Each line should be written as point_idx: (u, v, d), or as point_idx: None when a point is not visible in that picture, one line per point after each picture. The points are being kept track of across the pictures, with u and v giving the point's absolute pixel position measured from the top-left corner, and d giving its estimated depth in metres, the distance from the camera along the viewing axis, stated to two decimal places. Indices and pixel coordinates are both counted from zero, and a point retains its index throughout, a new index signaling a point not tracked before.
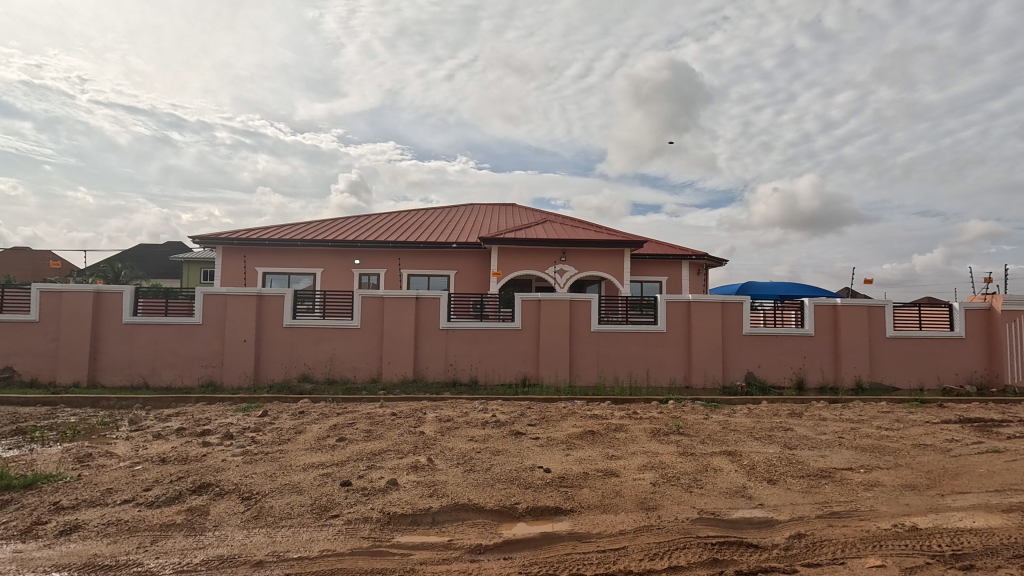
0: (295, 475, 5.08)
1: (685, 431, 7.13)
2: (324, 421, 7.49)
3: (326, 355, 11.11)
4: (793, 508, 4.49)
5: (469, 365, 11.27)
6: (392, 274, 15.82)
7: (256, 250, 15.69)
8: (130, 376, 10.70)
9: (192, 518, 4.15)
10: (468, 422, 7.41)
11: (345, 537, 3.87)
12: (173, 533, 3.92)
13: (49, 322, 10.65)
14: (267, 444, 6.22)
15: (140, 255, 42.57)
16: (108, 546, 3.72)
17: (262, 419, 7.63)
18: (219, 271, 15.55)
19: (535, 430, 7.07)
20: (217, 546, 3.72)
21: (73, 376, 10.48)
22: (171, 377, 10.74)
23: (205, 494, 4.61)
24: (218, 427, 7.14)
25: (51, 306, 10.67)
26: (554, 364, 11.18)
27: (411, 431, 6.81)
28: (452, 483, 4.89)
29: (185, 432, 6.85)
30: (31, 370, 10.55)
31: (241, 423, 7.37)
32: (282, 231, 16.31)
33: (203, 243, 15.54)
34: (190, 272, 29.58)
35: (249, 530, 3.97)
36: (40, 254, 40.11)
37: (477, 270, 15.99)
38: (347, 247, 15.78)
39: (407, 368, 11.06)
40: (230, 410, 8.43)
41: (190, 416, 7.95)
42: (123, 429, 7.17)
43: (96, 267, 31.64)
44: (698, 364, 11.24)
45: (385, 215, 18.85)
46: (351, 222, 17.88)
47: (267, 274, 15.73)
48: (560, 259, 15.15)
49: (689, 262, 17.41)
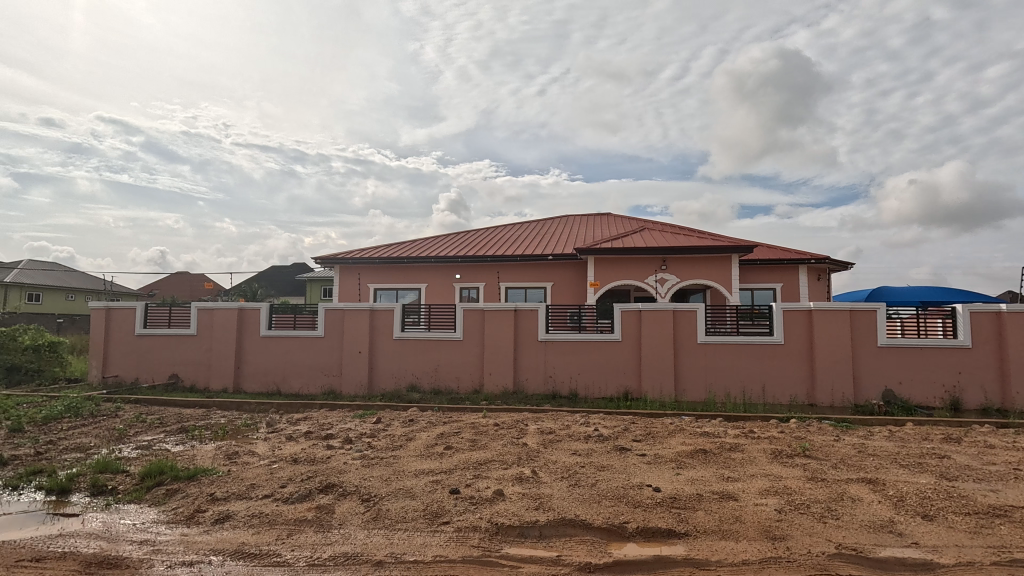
0: (408, 480, 5.33)
1: (812, 453, 6.43)
2: (432, 429, 7.81)
3: (431, 365, 11.64)
4: (958, 551, 3.82)
5: (569, 378, 11.15)
6: (491, 287, 16.22)
7: (369, 268, 16.94)
8: (266, 384, 12.02)
9: (321, 515, 4.51)
10: (570, 435, 7.30)
11: (456, 544, 3.97)
12: (305, 528, 4.29)
13: (204, 336, 12.33)
14: (382, 449, 6.65)
15: (272, 275, 47.83)
16: (253, 535, 4.17)
17: (377, 425, 8.16)
18: (338, 290, 17.00)
19: (641, 447, 6.78)
20: (343, 543, 4.00)
21: (223, 382, 12.03)
22: (298, 384, 11.90)
23: (331, 494, 5.00)
24: (340, 431, 7.73)
25: (206, 322, 12.34)
26: (657, 378, 10.71)
27: (515, 442, 6.88)
28: (558, 496, 4.83)
29: (312, 435, 7.51)
30: (191, 378, 12.29)
31: (360, 428, 7.96)
32: (391, 249, 17.49)
33: (324, 264, 16.99)
34: (312, 290, 32.49)
35: (370, 530, 4.23)
36: (195, 278, 46.72)
37: (573, 281, 15.87)
38: (449, 263, 16.46)
39: (507, 380, 11.22)
40: (349, 417, 9.12)
41: (316, 421, 8.72)
42: (261, 430, 8.05)
43: (235, 288, 35.58)
44: (823, 380, 10.14)
45: (483, 230, 19.22)
46: (450, 238, 18.67)
47: (378, 289, 16.88)
48: (660, 268, 14.55)
49: (807, 267, 15.84)
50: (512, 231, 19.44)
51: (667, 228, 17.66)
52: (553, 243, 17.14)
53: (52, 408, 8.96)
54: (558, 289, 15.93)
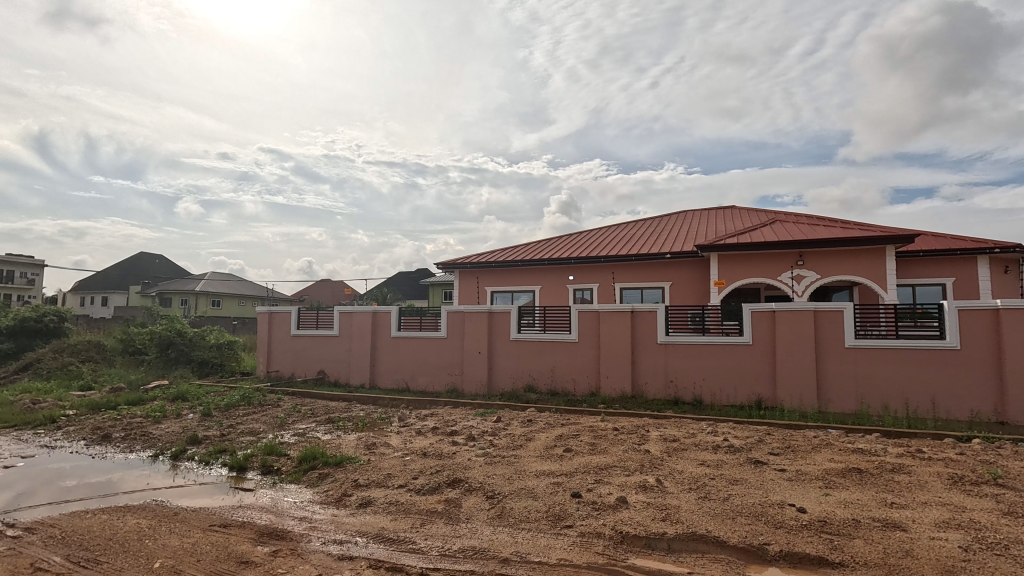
0: (530, 480, 5.41)
1: (1006, 482, 5.32)
2: (551, 430, 7.86)
3: (548, 367, 11.73)
4: None
5: (693, 383, 10.52)
6: (605, 288, 15.92)
7: (486, 271, 17.59)
8: (397, 381, 13.04)
9: (450, 508, 4.75)
10: (697, 444, 6.87)
11: (580, 549, 3.92)
12: (436, 519, 4.55)
13: (345, 336, 13.74)
14: (503, 448, 6.84)
15: (399, 281, 51.93)
16: (391, 521, 4.52)
17: (498, 424, 8.41)
18: (458, 293, 17.90)
19: (780, 461, 6.15)
20: (471, 537, 4.17)
21: (361, 378, 13.29)
22: (425, 382, 12.73)
23: (458, 488, 5.24)
24: (463, 428, 8.11)
25: (346, 323, 13.74)
26: (796, 386, 9.67)
27: (636, 448, 6.65)
28: (686, 509, 4.56)
29: (439, 431, 7.97)
30: (335, 374, 13.76)
31: (481, 426, 8.28)
32: (506, 253, 18.00)
33: (444, 269, 17.98)
34: (434, 294, 34.64)
35: (495, 526, 4.36)
36: (336, 285, 52.42)
37: (694, 280, 14.98)
38: (562, 264, 16.48)
39: (626, 383, 10.91)
40: (471, 414, 9.53)
41: (441, 417, 9.24)
42: (394, 424, 8.74)
43: (369, 293, 39.19)
44: (1018, 393, 8.38)
45: (596, 230, 18.94)
46: (563, 240, 18.71)
47: (494, 292, 17.47)
48: (796, 263, 13.15)
49: (990, 257, 13.23)
50: (626, 231, 18.92)
51: (802, 219, 15.92)
52: (670, 241, 16.34)
53: (231, 397, 10.61)
54: (677, 289, 15.15)
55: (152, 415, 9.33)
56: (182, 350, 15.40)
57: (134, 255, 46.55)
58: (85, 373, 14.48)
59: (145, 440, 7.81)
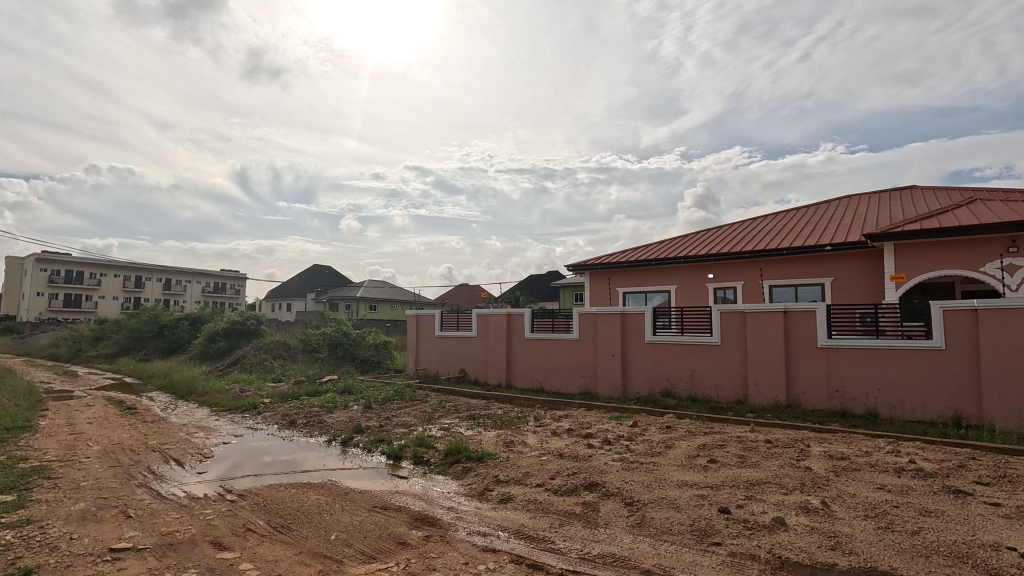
0: (671, 490, 5.15)
1: None
2: (692, 438, 7.39)
3: (687, 371, 11.07)
4: None
5: (865, 393, 9.12)
6: (751, 287, 14.56)
7: (618, 272, 17.20)
8: (531, 381, 13.35)
9: (588, 511, 4.73)
10: (872, 465, 5.93)
11: (731, 571, 3.62)
12: (574, 521, 4.56)
13: (483, 337, 14.48)
14: (641, 454, 6.61)
15: (531, 284, 53.31)
16: (531, 519, 4.63)
17: (634, 429, 8.16)
18: (590, 294, 17.77)
19: (990, 492, 5.03)
20: (610, 543, 4.10)
21: (498, 378, 13.88)
22: (559, 384, 12.84)
23: (595, 492, 5.19)
24: (599, 432, 8.01)
25: (483, 325, 14.48)
26: (1011, 402, 7.86)
27: (794, 464, 5.95)
28: (862, 539, 3.95)
29: (575, 432, 7.98)
30: (475, 373, 14.55)
31: (617, 430, 8.10)
32: (638, 252, 17.40)
33: (574, 271, 18.00)
34: (566, 296, 34.86)
35: (635, 535, 4.23)
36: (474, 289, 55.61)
37: (863, 275, 12.99)
38: (701, 262, 15.44)
39: (779, 391, 9.84)
40: (606, 418, 9.39)
41: (576, 419, 9.24)
42: (531, 423, 8.96)
43: (504, 296, 40.81)
44: None
45: (737, 222, 17.41)
46: (701, 236, 17.52)
47: (627, 293, 17.00)
48: (1007, 250, 10.69)
49: None
50: (773, 222, 17.08)
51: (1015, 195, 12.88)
52: (831, 231, 14.36)
53: (387, 392, 11.81)
54: (841, 286, 13.28)
55: (326, 405, 10.79)
56: (347, 349, 17.59)
57: (309, 268, 54.42)
58: (277, 367, 17.27)
59: (321, 427, 9.07)
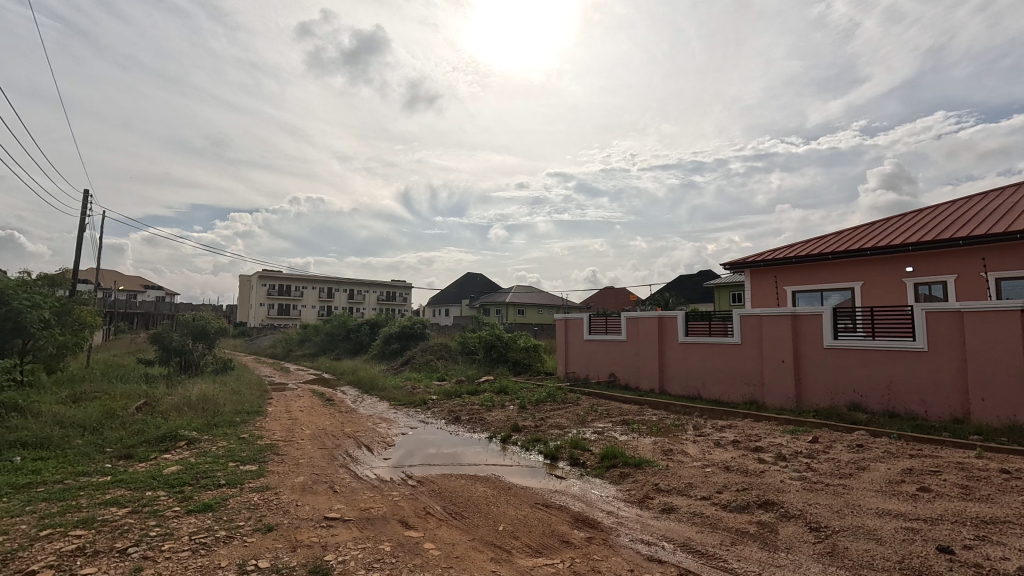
0: (869, 519, 4.45)
1: None
2: (893, 461, 6.28)
3: (881, 381, 9.46)
4: None
5: None
6: (968, 279, 11.53)
7: (785, 268, 15.04)
8: (687, 388, 12.62)
9: (764, 532, 4.32)
10: None
11: None
12: (748, 541, 4.20)
13: (633, 341, 14.13)
14: (825, 474, 5.82)
15: (682, 285, 50.50)
16: (698, 533, 4.39)
17: (815, 445, 7.23)
18: (752, 294, 15.83)
19: None
20: (794, 570, 3.69)
21: (651, 384, 13.39)
22: (719, 391, 11.93)
23: (772, 512, 4.71)
24: (770, 445, 7.25)
25: (633, 329, 14.12)
26: None
27: None
28: None
29: (741, 445, 7.34)
30: (626, 378, 14.24)
31: (794, 445, 7.25)
32: (810, 245, 15.06)
33: (732, 269, 16.57)
34: (721, 297, 32.32)
35: (825, 565, 3.74)
36: (620, 292, 54.58)
37: None
38: (895, 254, 12.73)
39: (1017, 411, 7.88)
40: (778, 431, 8.48)
41: (742, 430, 8.50)
42: (690, 432, 8.48)
43: (652, 298, 39.31)
44: None
45: (945, 204, 14.17)
46: (894, 223, 14.59)
47: (797, 292, 14.74)
48: None
49: None
50: (998, 200, 13.50)
51: None
52: None
53: (540, 394, 12.18)
54: None
55: (485, 404, 11.52)
56: (501, 351, 18.56)
57: (464, 276, 58.72)
58: (440, 367, 18.94)
59: (482, 424, 9.71)
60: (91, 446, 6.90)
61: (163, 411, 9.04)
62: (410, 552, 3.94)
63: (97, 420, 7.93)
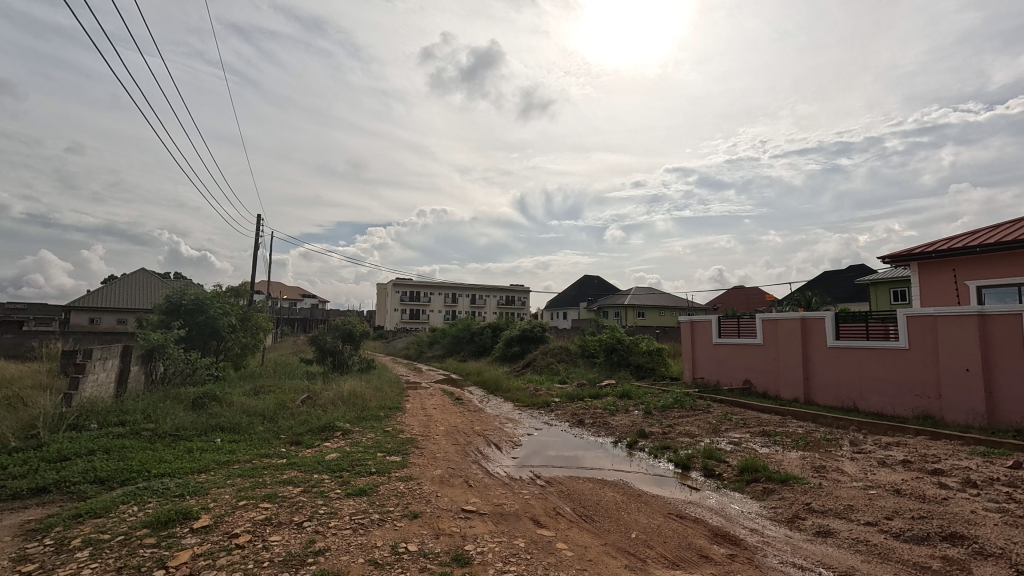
0: None
1: None
2: None
3: None
4: None
5: None
6: None
7: (965, 259, 12.34)
8: (839, 398, 11.20)
9: (953, 570, 3.67)
10: None
11: None
12: None
13: (771, 345, 12.93)
14: None
15: (827, 282, 44.99)
16: (864, 563, 3.87)
17: (1018, 472, 5.97)
18: (919, 292, 13.23)
19: None
20: None
21: (793, 393, 12.12)
22: (880, 404, 10.40)
23: (962, 547, 3.99)
24: (955, 469, 6.14)
25: (771, 332, 12.92)
26: None
27: None
28: None
29: (915, 466, 6.32)
30: (763, 385, 13.06)
31: (987, 470, 6.06)
32: (1001, 231, 12.22)
33: (893, 263, 14.33)
34: (879, 295, 28.17)
35: None
36: (752, 292, 50.27)
37: None
38: None
39: None
40: (963, 452, 7.17)
41: (914, 449, 7.32)
42: (846, 448, 7.52)
43: (790, 297, 35.59)
44: None
45: None
46: None
47: (984, 288, 11.94)
48: None
49: None
50: None
51: None
52: None
53: (666, 399, 11.68)
54: None
55: (609, 408, 11.35)
56: (622, 354, 18.13)
57: (581, 279, 58.46)
58: (561, 370, 19.05)
59: (607, 428, 9.58)
60: (270, 432, 8.11)
61: (322, 405, 10.31)
62: (544, 550, 4.03)
63: (273, 410, 9.30)
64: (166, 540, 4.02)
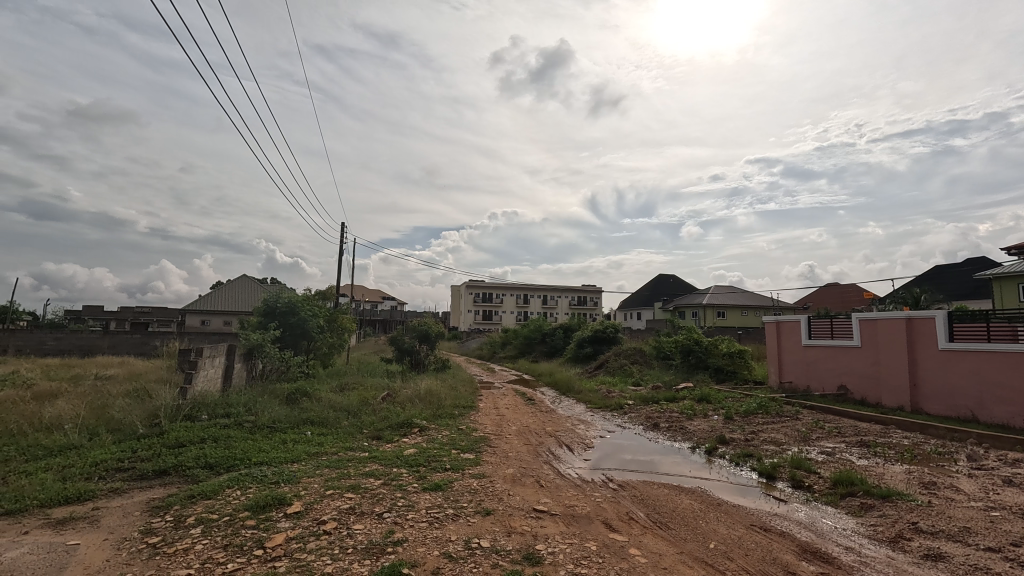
0: None
1: None
2: None
3: None
4: None
5: None
6: None
7: None
8: (954, 407, 10.00)
9: None
10: None
11: None
12: None
13: (869, 348, 11.82)
14: None
15: (939, 278, 40.33)
16: None
17: None
18: None
19: None
20: None
21: (898, 400, 11.00)
22: (1005, 415, 9.16)
23: None
24: None
25: (870, 333, 11.81)
26: None
27: None
28: None
29: None
30: (861, 391, 11.96)
31: None
32: None
33: None
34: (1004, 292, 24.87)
35: None
36: (847, 290, 46.22)
37: None
38: None
39: None
40: None
41: None
42: (962, 464, 6.71)
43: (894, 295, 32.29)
44: None
45: None
46: None
47: None
48: None
49: None
50: None
51: None
52: None
53: (749, 405, 11.03)
54: None
55: (686, 412, 10.92)
56: (700, 356, 17.36)
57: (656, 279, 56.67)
58: (635, 372, 18.58)
59: (684, 433, 9.23)
60: (354, 427, 8.62)
61: (401, 402, 10.81)
62: (616, 555, 3.97)
63: (357, 406, 9.88)
64: (264, 522, 4.41)
